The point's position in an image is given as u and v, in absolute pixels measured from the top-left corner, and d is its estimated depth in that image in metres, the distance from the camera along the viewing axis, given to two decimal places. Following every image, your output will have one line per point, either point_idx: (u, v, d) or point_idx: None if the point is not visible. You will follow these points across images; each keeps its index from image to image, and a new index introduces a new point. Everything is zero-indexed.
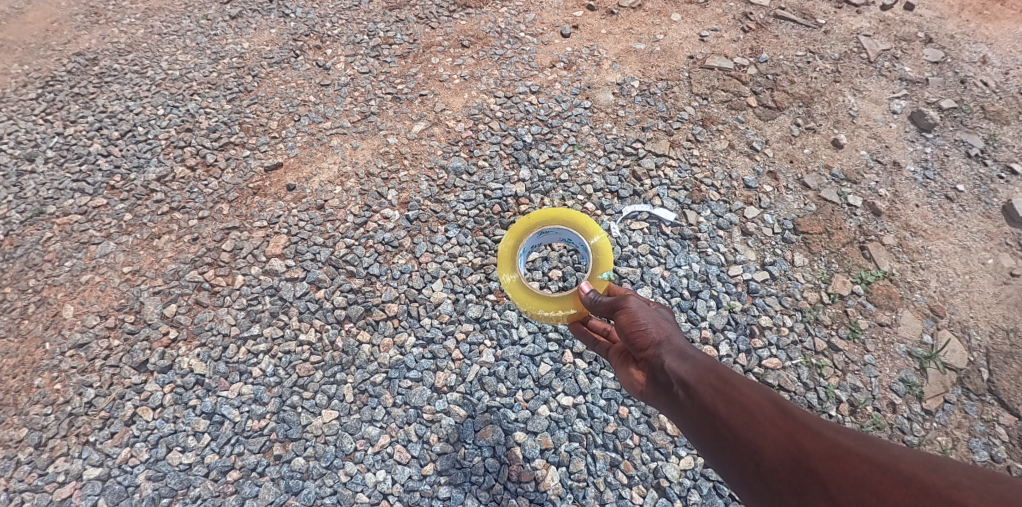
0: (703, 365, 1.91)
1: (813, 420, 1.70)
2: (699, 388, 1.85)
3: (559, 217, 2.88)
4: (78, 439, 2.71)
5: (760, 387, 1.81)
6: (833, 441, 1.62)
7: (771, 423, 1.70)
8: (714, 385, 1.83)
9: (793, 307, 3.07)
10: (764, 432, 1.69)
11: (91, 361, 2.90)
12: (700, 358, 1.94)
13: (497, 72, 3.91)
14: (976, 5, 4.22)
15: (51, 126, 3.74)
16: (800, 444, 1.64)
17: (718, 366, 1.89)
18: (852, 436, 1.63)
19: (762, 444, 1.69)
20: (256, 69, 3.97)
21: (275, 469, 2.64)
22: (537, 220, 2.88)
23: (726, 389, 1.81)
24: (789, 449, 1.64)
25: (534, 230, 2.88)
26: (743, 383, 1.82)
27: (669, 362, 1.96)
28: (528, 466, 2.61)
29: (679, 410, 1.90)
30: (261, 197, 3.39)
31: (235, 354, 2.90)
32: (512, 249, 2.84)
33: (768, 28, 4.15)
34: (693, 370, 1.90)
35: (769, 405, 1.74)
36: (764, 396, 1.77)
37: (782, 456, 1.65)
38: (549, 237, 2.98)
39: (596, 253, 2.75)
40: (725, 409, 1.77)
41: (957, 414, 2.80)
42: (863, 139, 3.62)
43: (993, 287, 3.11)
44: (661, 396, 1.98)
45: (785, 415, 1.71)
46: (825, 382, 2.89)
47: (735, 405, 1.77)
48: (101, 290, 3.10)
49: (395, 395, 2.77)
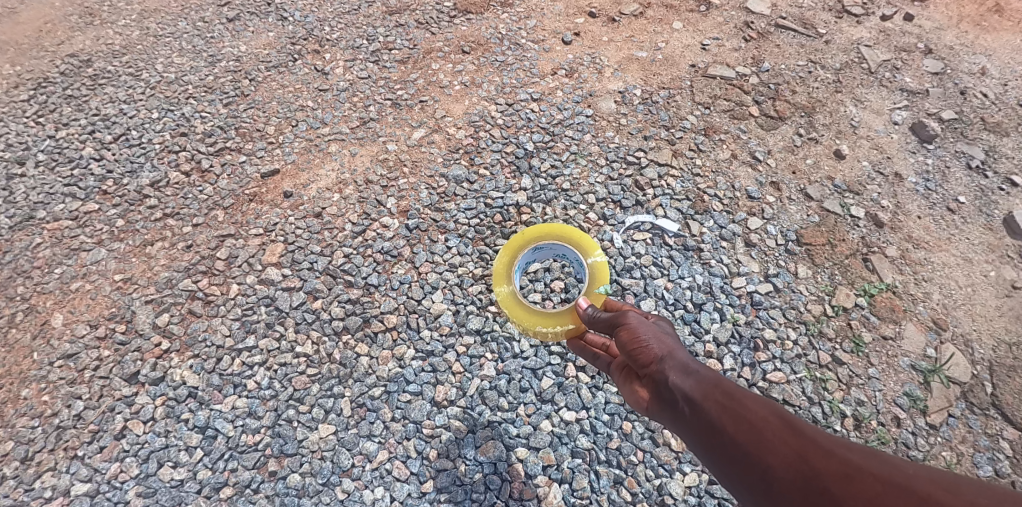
0: (709, 380, 1.85)
1: (823, 437, 1.61)
2: (705, 404, 1.78)
3: (553, 233, 2.91)
4: (66, 454, 2.63)
5: (767, 402, 1.74)
6: (844, 459, 1.53)
7: (780, 439, 1.62)
8: (720, 401, 1.77)
9: (797, 320, 3.03)
10: (772, 450, 1.62)
11: (80, 372, 2.82)
12: (705, 372, 1.87)
13: (497, 79, 3.87)
14: (975, 16, 4.21)
15: (43, 128, 3.67)
16: (810, 463, 1.56)
17: (723, 381, 1.82)
18: (864, 453, 1.55)
19: (772, 462, 1.61)
20: (253, 73, 3.91)
21: (270, 486, 2.57)
22: (532, 237, 2.91)
23: (732, 406, 1.74)
24: (799, 469, 1.56)
25: (529, 245, 2.89)
26: (750, 398, 1.75)
27: (673, 378, 1.90)
28: (530, 483, 2.55)
29: (687, 427, 1.83)
30: (257, 204, 3.33)
31: (230, 366, 2.83)
32: (507, 265, 2.85)
33: (770, 37, 4.12)
34: (699, 386, 1.84)
35: (776, 421, 1.67)
36: (771, 412, 1.70)
37: (793, 476, 1.57)
38: (543, 253, 3.00)
39: (591, 270, 2.79)
40: (732, 426, 1.70)
41: (962, 429, 2.76)
42: (865, 150, 3.59)
43: (996, 300, 3.08)
44: (667, 413, 1.91)
45: (794, 431, 1.64)
46: (829, 397, 2.84)
47: (742, 422, 1.70)
48: (92, 298, 3.03)
49: (394, 409, 2.71)
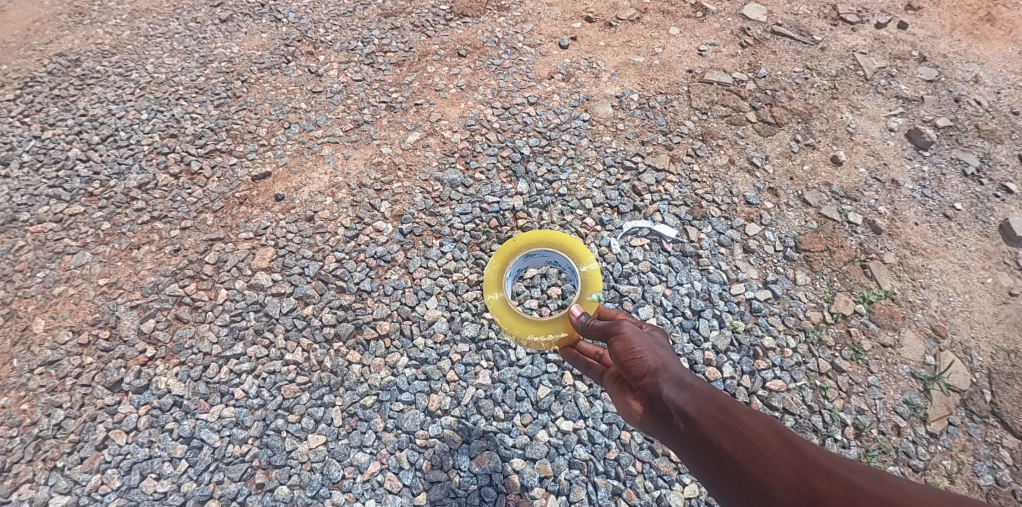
0: (703, 393, 1.79)
1: (824, 455, 1.55)
2: (700, 419, 1.73)
3: (547, 240, 2.88)
4: (45, 465, 2.55)
5: (766, 418, 1.68)
6: (848, 481, 1.47)
7: (779, 459, 1.57)
8: (716, 416, 1.71)
9: (796, 327, 2.98)
10: (772, 469, 1.56)
11: (61, 379, 2.74)
12: (700, 386, 1.82)
13: (494, 82, 3.82)
14: (967, 24, 4.20)
15: (28, 128, 3.59)
16: (812, 485, 1.50)
17: (719, 395, 1.77)
18: (868, 474, 1.49)
19: (771, 483, 1.55)
20: (245, 75, 3.85)
21: (257, 499, 2.49)
22: (524, 243, 2.87)
23: (728, 421, 1.68)
24: (800, 490, 1.51)
25: (520, 253, 2.85)
26: (748, 414, 1.69)
27: (667, 392, 1.84)
28: (527, 495, 2.49)
29: (681, 442, 1.78)
30: (248, 207, 3.26)
31: (216, 374, 2.75)
32: (500, 271, 2.81)
33: (766, 44, 4.10)
34: (694, 400, 1.78)
35: (775, 438, 1.61)
36: (769, 428, 1.64)
37: (793, 497, 1.51)
38: (536, 259, 2.95)
39: (582, 278, 2.75)
40: (729, 444, 1.65)
41: (961, 437, 2.72)
42: (862, 156, 3.56)
43: (993, 307, 3.05)
44: (661, 427, 1.86)
45: (793, 449, 1.58)
46: (829, 405, 2.79)
47: (739, 439, 1.64)
48: (75, 303, 2.95)
49: (386, 419, 2.64)
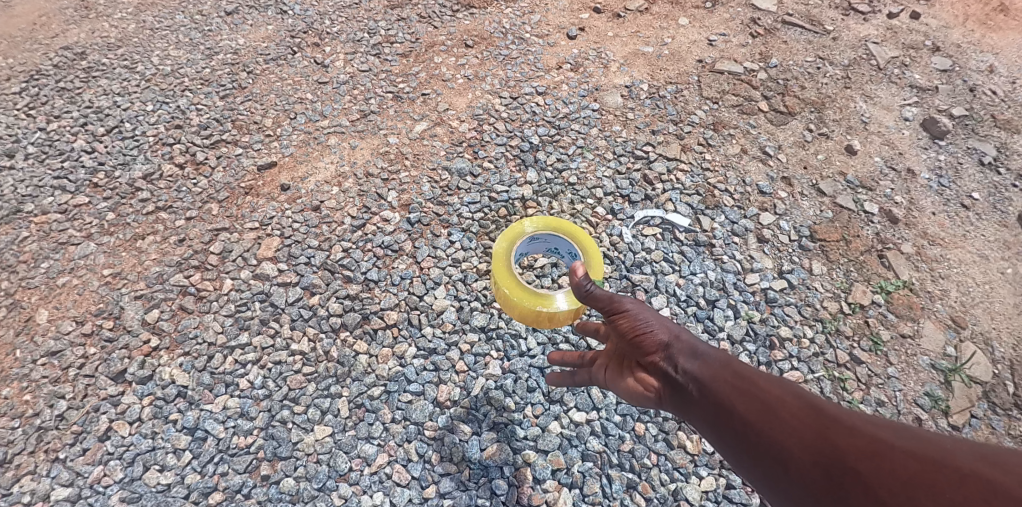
0: (713, 360, 1.76)
1: (846, 414, 1.51)
2: (709, 384, 1.70)
3: (554, 227, 2.72)
4: (47, 456, 2.51)
5: (781, 381, 1.65)
6: (872, 437, 1.43)
7: (795, 419, 1.53)
8: (726, 380, 1.68)
9: (813, 318, 2.90)
10: (787, 429, 1.53)
11: (64, 370, 2.71)
12: (709, 353, 1.79)
13: (502, 72, 3.77)
14: (980, 15, 4.11)
15: (33, 121, 3.56)
16: (832, 442, 1.45)
17: (730, 360, 1.73)
18: (897, 430, 1.43)
19: (788, 443, 1.51)
20: (250, 66, 3.81)
21: (262, 491, 2.44)
22: (533, 227, 2.71)
23: (739, 385, 1.66)
24: (820, 448, 1.46)
25: (527, 235, 2.69)
26: (761, 377, 1.66)
27: (675, 360, 1.82)
28: (539, 488, 2.43)
29: (691, 409, 1.75)
30: (253, 197, 3.22)
31: (221, 364, 2.72)
32: (506, 251, 2.64)
33: (777, 34, 4.02)
34: (703, 367, 1.75)
35: (791, 400, 1.58)
36: (785, 391, 1.61)
37: (813, 456, 1.46)
38: (540, 246, 2.79)
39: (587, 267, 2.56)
40: (741, 407, 1.62)
41: (984, 430, 2.64)
42: (877, 146, 3.48)
43: (1014, 297, 2.96)
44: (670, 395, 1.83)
45: (811, 409, 1.54)
46: (848, 397, 2.70)
47: (752, 402, 1.61)
48: (79, 293, 2.92)
49: (394, 410, 2.59)
